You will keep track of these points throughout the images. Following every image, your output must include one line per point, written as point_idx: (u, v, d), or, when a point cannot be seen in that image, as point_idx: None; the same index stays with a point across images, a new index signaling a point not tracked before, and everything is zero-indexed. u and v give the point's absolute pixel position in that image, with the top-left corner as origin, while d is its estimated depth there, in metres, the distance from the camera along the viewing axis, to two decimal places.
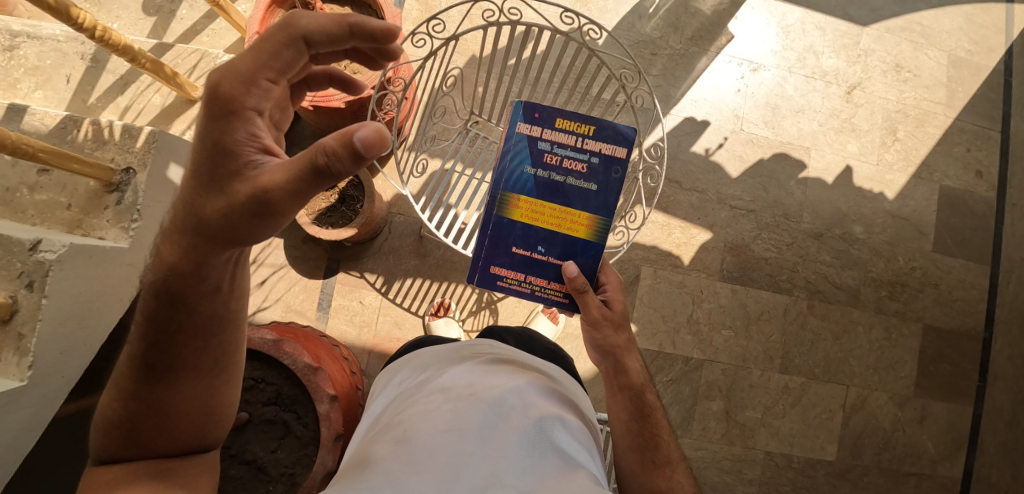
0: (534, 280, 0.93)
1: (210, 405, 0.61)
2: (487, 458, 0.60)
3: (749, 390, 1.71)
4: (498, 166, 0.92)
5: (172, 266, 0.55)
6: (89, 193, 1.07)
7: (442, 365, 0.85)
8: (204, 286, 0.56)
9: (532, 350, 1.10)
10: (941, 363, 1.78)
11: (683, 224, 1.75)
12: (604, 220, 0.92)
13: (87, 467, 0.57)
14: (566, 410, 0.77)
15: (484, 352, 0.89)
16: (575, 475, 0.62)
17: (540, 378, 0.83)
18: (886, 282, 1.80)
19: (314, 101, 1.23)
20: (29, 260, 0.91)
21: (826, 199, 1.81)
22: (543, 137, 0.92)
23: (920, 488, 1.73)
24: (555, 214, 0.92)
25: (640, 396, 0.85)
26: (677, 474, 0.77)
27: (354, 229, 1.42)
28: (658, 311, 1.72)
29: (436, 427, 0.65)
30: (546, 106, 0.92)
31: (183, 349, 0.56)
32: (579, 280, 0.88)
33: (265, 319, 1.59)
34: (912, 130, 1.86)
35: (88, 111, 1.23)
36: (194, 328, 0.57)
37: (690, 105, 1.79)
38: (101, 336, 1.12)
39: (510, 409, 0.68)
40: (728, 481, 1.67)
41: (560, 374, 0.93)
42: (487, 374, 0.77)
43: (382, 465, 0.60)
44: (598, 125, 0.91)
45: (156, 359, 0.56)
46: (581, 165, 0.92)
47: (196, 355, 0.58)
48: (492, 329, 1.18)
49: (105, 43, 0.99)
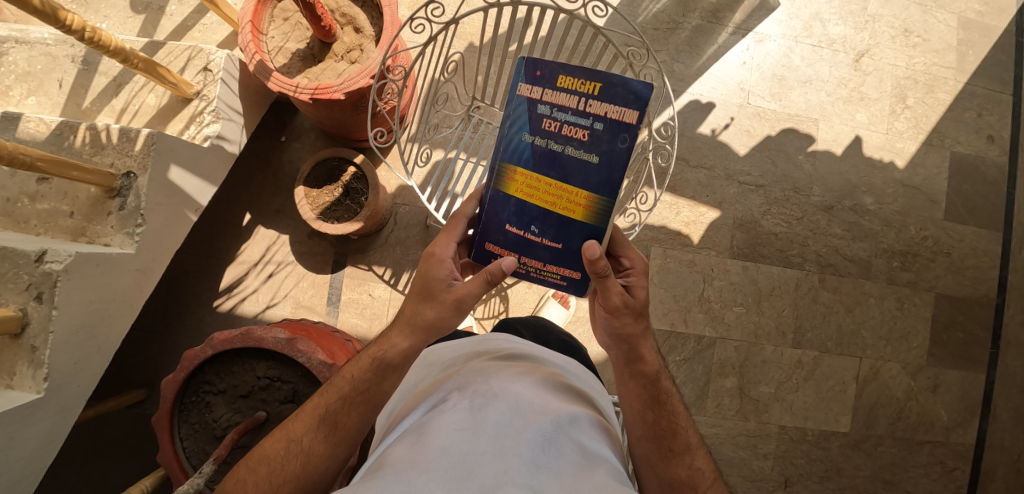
0: (529, 261, 0.77)
1: (328, 471, 0.74)
2: (501, 456, 0.59)
3: (763, 366, 1.71)
4: (499, 133, 0.77)
5: (387, 359, 0.76)
6: (91, 200, 1.04)
7: (458, 362, 0.84)
8: (392, 381, 0.76)
9: (549, 343, 1.10)
10: (953, 331, 1.78)
11: (691, 202, 1.73)
12: (607, 200, 0.73)
13: (263, 438, 0.76)
14: (586, 407, 0.75)
15: (501, 348, 0.87)
16: (592, 471, 0.60)
17: (557, 374, 0.82)
18: (897, 252, 1.78)
19: (312, 93, 1.20)
20: (35, 271, 0.90)
21: (835, 171, 1.78)
22: (543, 98, 0.75)
23: (934, 455, 1.75)
24: (550, 190, 0.75)
25: (655, 383, 0.81)
26: (696, 461, 0.77)
27: (360, 223, 1.40)
28: (669, 291, 1.70)
29: (450, 425, 0.64)
30: (549, 60, 0.75)
31: (353, 421, 0.74)
32: (601, 263, 0.72)
33: (276, 316, 1.58)
34: (922, 97, 1.82)
35: (84, 116, 1.20)
36: (368, 411, 0.75)
37: (695, 81, 1.75)
38: (114, 345, 1.10)
39: (526, 405, 0.67)
40: (744, 456, 1.68)
41: (575, 368, 0.92)
42: (503, 371, 0.76)
43: (394, 466, 0.59)
44: (607, 81, 0.72)
45: (336, 422, 0.74)
46: (582, 131, 0.74)
47: (354, 429, 0.75)
48: (507, 322, 1.17)
49: (95, 44, 0.95)
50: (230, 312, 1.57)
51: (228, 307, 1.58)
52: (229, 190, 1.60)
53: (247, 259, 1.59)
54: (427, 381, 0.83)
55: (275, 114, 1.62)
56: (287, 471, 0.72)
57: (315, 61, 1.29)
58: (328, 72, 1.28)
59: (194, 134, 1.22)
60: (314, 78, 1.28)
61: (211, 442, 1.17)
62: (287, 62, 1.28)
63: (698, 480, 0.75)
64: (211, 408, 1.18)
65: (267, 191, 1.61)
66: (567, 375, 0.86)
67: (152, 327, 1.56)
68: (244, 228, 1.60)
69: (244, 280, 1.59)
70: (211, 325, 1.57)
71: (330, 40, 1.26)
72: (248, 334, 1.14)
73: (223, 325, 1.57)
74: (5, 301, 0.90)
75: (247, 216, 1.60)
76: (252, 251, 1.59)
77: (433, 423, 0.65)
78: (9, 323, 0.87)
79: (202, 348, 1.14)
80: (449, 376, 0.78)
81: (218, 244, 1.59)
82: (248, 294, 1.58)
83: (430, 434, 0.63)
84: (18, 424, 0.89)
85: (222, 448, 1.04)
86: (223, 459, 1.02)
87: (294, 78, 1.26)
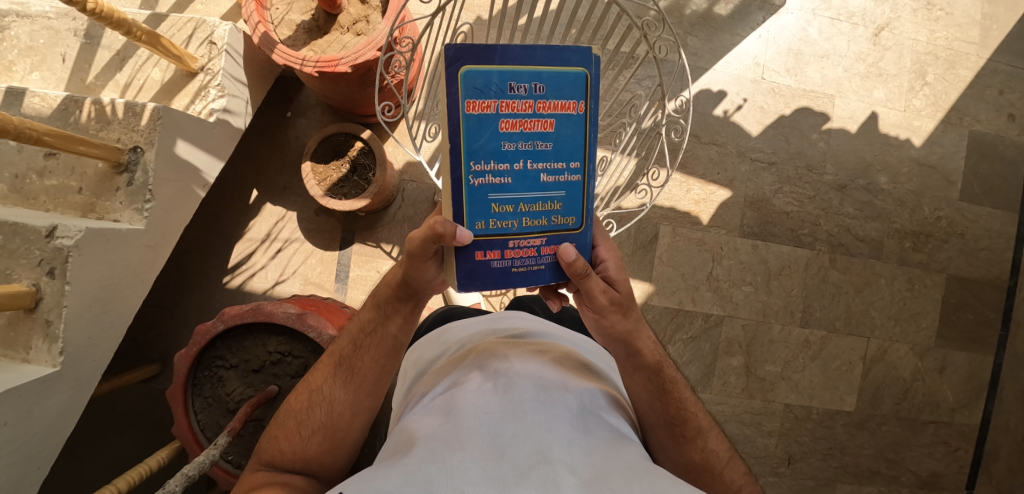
0: (528, 263, 0.70)
1: (355, 417, 0.80)
2: (532, 435, 0.59)
3: (770, 345, 1.72)
4: (590, 134, 0.69)
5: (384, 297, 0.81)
6: (99, 176, 1.04)
7: (474, 340, 0.85)
8: (396, 322, 0.81)
9: (562, 320, 1.10)
10: (963, 312, 1.76)
11: (701, 180, 1.70)
12: (494, 186, 0.67)
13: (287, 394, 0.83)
14: (603, 384, 0.76)
15: (515, 324, 0.89)
16: (621, 451, 0.61)
17: (571, 349, 0.83)
18: (910, 233, 1.76)
19: (318, 66, 1.17)
20: (47, 247, 0.90)
21: (850, 149, 1.75)
22: (542, 106, 0.66)
23: (938, 435, 1.76)
24: (529, 194, 0.68)
25: (659, 372, 0.80)
26: (708, 443, 0.79)
27: (368, 199, 1.39)
28: (677, 270, 1.69)
29: (477, 403, 0.65)
30: (550, 62, 0.65)
31: (367, 365, 0.80)
32: (578, 264, 0.69)
33: (285, 293, 1.59)
34: (942, 74, 1.77)
35: (88, 91, 1.19)
36: (380, 352, 0.81)
37: (710, 54, 1.70)
38: (126, 320, 1.11)
39: (550, 385, 0.68)
40: (748, 433, 1.70)
41: (591, 345, 0.92)
42: (520, 348, 0.77)
43: (430, 445, 0.59)
44: (514, 63, 0.64)
45: (351, 366, 0.81)
46: (525, 124, 0.66)
47: (368, 372, 0.80)
48: (520, 301, 1.19)
49: (98, 17, 0.93)
50: (240, 288, 1.58)
51: (237, 283, 1.58)
52: (235, 166, 1.59)
53: (255, 236, 1.59)
54: (444, 359, 0.84)
55: (280, 89, 1.60)
56: (315, 420, 0.79)
57: (321, 34, 1.25)
58: (334, 45, 1.25)
59: (200, 108, 1.21)
60: (320, 51, 1.24)
61: (226, 415, 1.19)
62: (291, 34, 1.24)
63: (713, 460, 0.78)
64: (225, 382, 1.19)
65: (274, 167, 1.60)
66: (581, 351, 0.87)
67: (163, 303, 1.57)
68: (252, 205, 1.59)
69: (253, 256, 1.59)
70: (221, 301, 1.58)
71: (336, 11, 1.23)
72: (259, 309, 1.14)
73: (233, 302, 1.58)
74: (17, 276, 0.90)
75: (253, 193, 1.59)
76: (260, 228, 1.59)
77: (459, 403, 0.66)
78: (22, 298, 0.88)
79: (214, 323, 1.15)
80: (468, 353, 0.79)
81: (225, 220, 1.59)
82: (257, 271, 1.59)
83: (458, 413, 0.64)
84: (36, 397, 0.90)
85: (237, 420, 1.06)
86: (238, 431, 1.03)
87: (299, 51, 1.22)
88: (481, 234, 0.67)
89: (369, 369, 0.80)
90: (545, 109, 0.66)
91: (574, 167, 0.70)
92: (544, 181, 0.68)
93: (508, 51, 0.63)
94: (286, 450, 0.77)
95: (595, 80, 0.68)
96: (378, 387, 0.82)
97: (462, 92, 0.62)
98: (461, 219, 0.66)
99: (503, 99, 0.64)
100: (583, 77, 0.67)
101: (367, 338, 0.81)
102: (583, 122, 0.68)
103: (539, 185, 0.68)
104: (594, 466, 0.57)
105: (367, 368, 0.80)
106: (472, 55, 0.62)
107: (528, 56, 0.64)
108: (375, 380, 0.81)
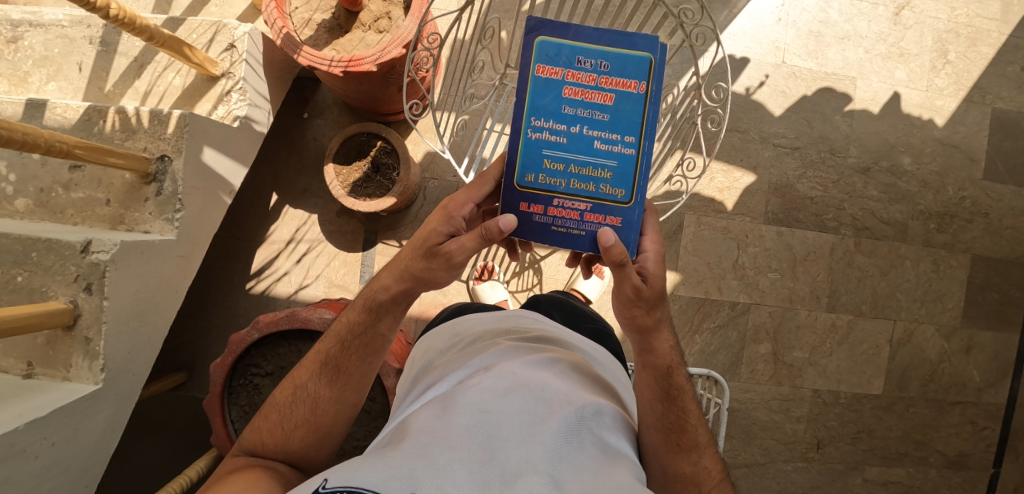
0: (570, 225, 0.74)
1: (338, 414, 0.80)
2: (525, 441, 0.58)
3: (797, 331, 1.71)
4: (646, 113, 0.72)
5: (379, 300, 0.79)
6: (128, 186, 1.02)
7: (484, 338, 0.84)
8: (387, 322, 0.80)
9: (579, 326, 1.10)
10: (988, 292, 1.76)
11: (725, 168, 1.68)
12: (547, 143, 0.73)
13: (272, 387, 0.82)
14: (607, 402, 0.75)
15: (529, 329, 0.88)
16: (613, 474, 0.59)
17: (578, 361, 0.83)
18: (935, 214, 1.75)
19: (344, 66, 1.14)
20: (82, 262, 0.88)
21: (873, 131, 1.73)
22: (603, 82, 0.72)
23: (965, 415, 1.76)
24: (582, 156, 0.73)
25: (668, 376, 0.82)
26: (701, 459, 0.80)
27: (394, 199, 1.37)
28: (703, 259, 1.68)
29: (477, 398, 0.64)
30: (614, 44, 0.72)
31: (353, 364, 0.79)
32: (617, 250, 0.70)
33: (310, 297, 1.57)
34: (964, 51, 1.74)
35: (107, 99, 1.16)
36: (367, 352, 0.80)
37: (729, 38, 1.68)
38: (163, 333, 1.08)
39: (550, 396, 0.66)
40: (777, 419, 1.70)
41: (602, 356, 0.94)
42: (527, 356, 0.76)
43: (422, 437, 0.58)
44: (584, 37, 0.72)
45: (337, 367, 0.79)
46: (585, 93, 0.73)
47: (355, 373, 0.80)
48: (537, 303, 1.17)
49: (120, 23, 0.90)
50: (264, 293, 1.56)
51: (261, 288, 1.56)
52: (254, 170, 1.56)
53: (278, 239, 1.57)
54: (452, 354, 0.83)
55: (296, 90, 1.56)
56: (298, 415, 0.79)
57: (343, 32, 1.22)
58: (357, 43, 1.22)
59: (223, 114, 1.17)
60: (343, 50, 1.21)
61: None
62: (313, 34, 1.21)
63: (703, 478, 0.78)
64: (260, 390, 1.17)
65: (294, 169, 1.57)
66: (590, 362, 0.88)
67: (188, 310, 1.55)
68: (272, 209, 1.57)
69: (276, 261, 1.57)
70: (245, 307, 1.56)
71: (357, 9, 1.19)
72: (294, 316, 1.13)
73: (257, 307, 1.56)
74: (54, 293, 0.89)
75: (273, 196, 1.57)
76: (282, 232, 1.57)
77: (458, 398, 0.64)
78: (61, 315, 0.86)
79: (249, 331, 1.13)
80: (475, 354, 0.78)
81: (245, 225, 1.56)
82: (280, 275, 1.57)
83: (454, 409, 0.62)
84: (81, 415, 0.89)
85: None
86: None
87: (322, 51, 1.19)
88: (528, 186, 0.73)
89: (354, 368, 0.80)
90: (606, 85, 0.72)
91: (628, 140, 0.72)
92: (597, 147, 0.72)
93: (582, 30, 0.72)
94: (268, 442, 0.78)
95: (659, 67, 0.72)
96: (362, 385, 0.81)
97: (534, 58, 0.73)
98: (515, 167, 0.73)
99: (570, 69, 0.72)
100: (646, 62, 0.72)
101: (355, 339, 0.80)
102: (643, 102, 0.72)
103: (591, 150, 0.73)
104: (583, 484, 0.55)
105: (352, 366, 0.79)
106: (548, 27, 0.73)
107: (597, 37, 0.72)
108: (359, 378, 0.80)
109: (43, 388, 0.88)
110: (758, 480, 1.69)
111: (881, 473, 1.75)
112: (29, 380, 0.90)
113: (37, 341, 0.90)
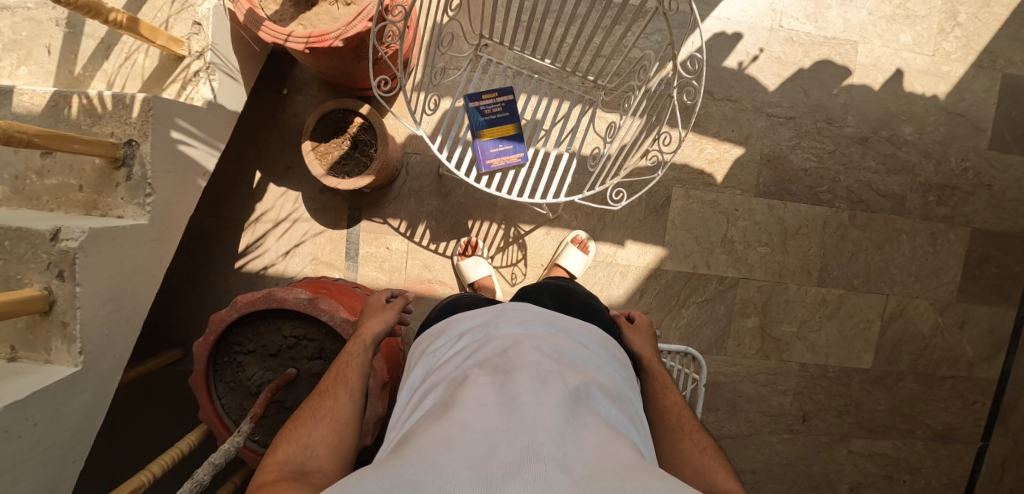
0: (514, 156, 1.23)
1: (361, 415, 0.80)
2: (524, 430, 0.58)
3: (785, 305, 1.69)
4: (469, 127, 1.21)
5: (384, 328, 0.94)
6: (98, 172, 1.03)
7: (476, 334, 0.83)
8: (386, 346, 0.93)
9: (570, 308, 1.02)
10: (987, 267, 1.71)
11: (715, 139, 1.63)
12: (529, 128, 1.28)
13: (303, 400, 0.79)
14: (604, 380, 0.74)
15: (520, 315, 0.87)
16: (617, 446, 0.59)
17: (575, 341, 0.82)
18: (934, 186, 1.69)
19: (309, 42, 1.11)
20: (53, 250, 0.90)
21: (873, 99, 1.65)
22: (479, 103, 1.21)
23: (955, 389, 1.75)
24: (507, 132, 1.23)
25: (639, 363, 0.98)
26: (680, 410, 0.86)
27: (371, 177, 1.35)
28: (691, 233, 1.66)
29: (472, 400, 0.64)
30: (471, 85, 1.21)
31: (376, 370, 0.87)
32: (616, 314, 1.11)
33: (297, 275, 1.59)
34: (975, 12, 1.64)
35: (76, 83, 1.15)
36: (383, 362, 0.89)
37: (722, 3, 1.59)
38: (142, 314, 1.11)
39: (546, 381, 0.66)
40: (763, 392, 1.70)
41: (596, 335, 0.88)
42: (523, 344, 0.75)
43: (423, 441, 0.58)
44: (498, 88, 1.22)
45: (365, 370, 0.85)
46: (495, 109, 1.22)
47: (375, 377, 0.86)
48: (525, 292, 1.08)
49: (72, 9, 0.87)
50: (252, 271, 1.59)
51: (249, 266, 1.59)
52: (236, 148, 1.56)
53: (263, 217, 1.58)
54: (447, 357, 0.82)
55: (275, 65, 1.54)
56: (334, 412, 0.77)
57: (309, 6, 1.19)
58: (324, 17, 1.19)
59: (192, 94, 1.18)
60: (309, 25, 1.18)
61: (249, 399, 1.22)
62: (278, 9, 1.18)
63: (682, 422, 0.84)
64: (244, 367, 1.21)
65: (276, 147, 1.56)
66: (587, 343, 0.84)
67: (179, 289, 1.58)
68: (256, 187, 1.57)
69: (263, 239, 1.58)
70: (234, 285, 1.59)
71: None
72: (270, 296, 1.14)
73: (246, 284, 1.59)
74: (28, 280, 0.91)
75: (256, 174, 1.57)
76: (267, 210, 1.58)
77: (455, 403, 0.64)
78: (35, 301, 0.88)
79: (228, 310, 1.15)
80: (470, 353, 0.78)
81: (230, 204, 1.57)
82: (266, 253, 1.59)
83: (453, 412, 0.62)
84: (62, 397, 0.92)
85: (256, 407, 1.06)
86: (258, 418, 1.04)
87: (288, 26, 1.17)
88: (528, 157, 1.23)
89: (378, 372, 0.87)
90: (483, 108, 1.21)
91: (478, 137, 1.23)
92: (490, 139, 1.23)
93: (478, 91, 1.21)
94: (303, 436, 0.73)
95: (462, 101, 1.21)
96: None
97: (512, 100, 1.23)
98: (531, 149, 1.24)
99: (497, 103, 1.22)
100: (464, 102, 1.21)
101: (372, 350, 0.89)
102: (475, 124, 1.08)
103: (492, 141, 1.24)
104: (587, 466, 0.54)
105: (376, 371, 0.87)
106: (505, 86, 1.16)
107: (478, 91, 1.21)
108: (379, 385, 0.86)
109: (24, 371, 0.92)
110: (742, 450, 1.71)
111: (867, 445, 1.75)
112: (13, 363, 0.94)
113: (18, 326, 0.94)
